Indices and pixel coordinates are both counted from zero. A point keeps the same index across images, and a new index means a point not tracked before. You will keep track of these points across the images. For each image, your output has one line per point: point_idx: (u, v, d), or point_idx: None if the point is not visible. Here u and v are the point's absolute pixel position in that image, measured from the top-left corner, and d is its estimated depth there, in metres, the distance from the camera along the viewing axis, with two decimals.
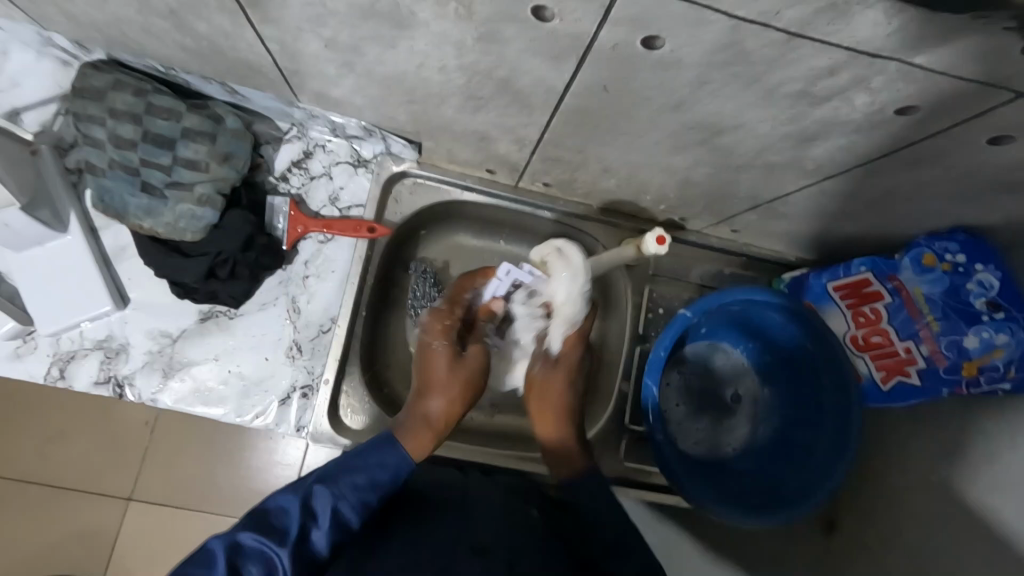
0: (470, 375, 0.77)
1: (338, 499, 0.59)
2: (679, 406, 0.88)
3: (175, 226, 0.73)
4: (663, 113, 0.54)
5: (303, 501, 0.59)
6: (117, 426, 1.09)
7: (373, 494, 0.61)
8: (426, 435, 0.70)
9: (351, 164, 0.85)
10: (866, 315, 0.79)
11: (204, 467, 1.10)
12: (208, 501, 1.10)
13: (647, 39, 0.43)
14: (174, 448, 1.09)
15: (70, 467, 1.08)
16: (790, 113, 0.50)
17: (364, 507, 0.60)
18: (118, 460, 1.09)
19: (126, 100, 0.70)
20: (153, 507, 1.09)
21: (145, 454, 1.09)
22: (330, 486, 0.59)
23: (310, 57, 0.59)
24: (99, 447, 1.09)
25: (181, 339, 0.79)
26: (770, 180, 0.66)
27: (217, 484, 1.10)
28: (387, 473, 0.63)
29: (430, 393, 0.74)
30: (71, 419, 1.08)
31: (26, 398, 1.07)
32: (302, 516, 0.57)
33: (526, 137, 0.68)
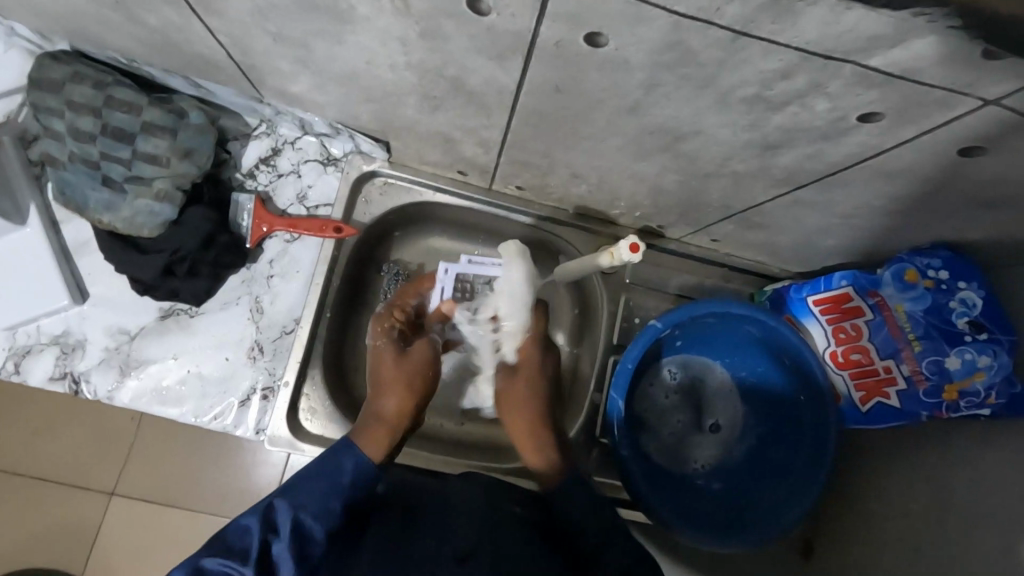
0: (421, 370, 0.75)
1: (298, 506, 0.57)
2: (669, 397, 0.86)
3: (132, 221, 0.72)
4: (619, 116, 0.52)
5: (264, 516, 0.56)
6: (98, 422, 1.09)
7: (336, 500, 0.59)
8: (383, 434, 0.68)
9: (321, 162, 0.83)
10: (847, 331, 0.76)
11: (179, 466, 1.08)
12: (185, 500, 1.08)
13: (590, 37, 0.41)
14: (150, 445, 1.09)
15: (41, 462, 1.07)
16: (748, 118, 0.48)
17: (327, 515, 0.57)
18: (96, 456, 1.08)
19: (85, 93, 0.69)
20: (126, 504, 1.07)
21: (117, 451, 1.08)
22: (290, 497, 0.57)
23: (262, 52, 0.58)
24: (77, 442, 1.08)
25: (140, 337, 0.77)
26: (740, 189, 0.64)
27: (195, 483, 1.08)
28: (348, 473, 0.61)
29: (383, 392, 0.72)
30: (44, 415, 1.08)
31: (6, 389, 1.07)
32: (264, 530, 0.55)
33: (488, 139, 0.66)
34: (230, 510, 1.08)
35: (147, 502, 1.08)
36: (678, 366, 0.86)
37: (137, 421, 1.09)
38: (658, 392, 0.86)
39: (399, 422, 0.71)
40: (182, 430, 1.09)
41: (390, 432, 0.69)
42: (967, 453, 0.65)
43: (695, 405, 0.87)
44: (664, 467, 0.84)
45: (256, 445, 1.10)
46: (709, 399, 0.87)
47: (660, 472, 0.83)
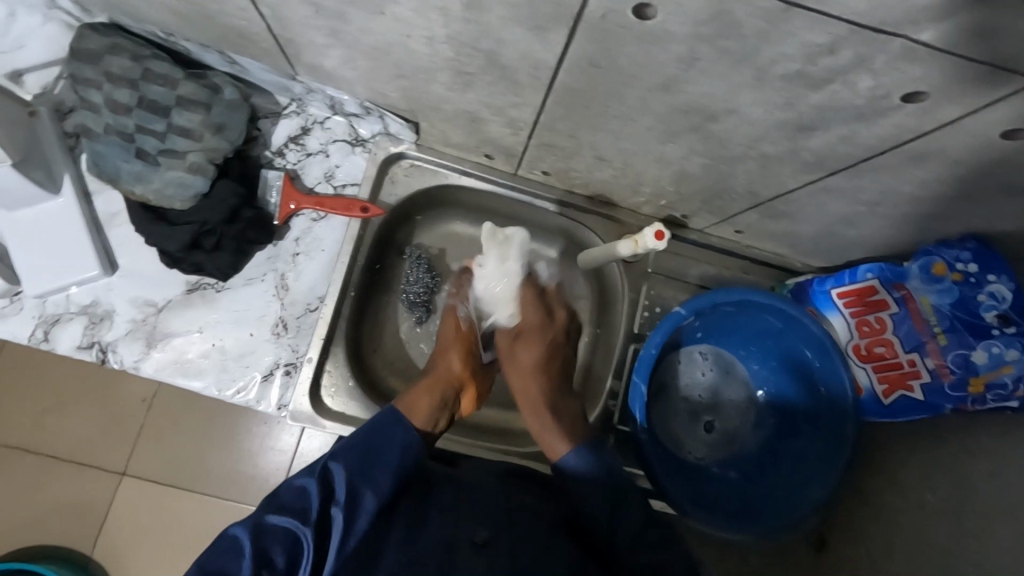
0: (465, 349, 0.77)
1: (351, 474, 0.60)
2: (707, 374, 0.87)
3: (163, 193, 0.72)
4: (655, 94, 0.53)
5: (320, 479, 0.60)
6: (116, 398, 1.10)
7: (388, 474, 0.61)
8: (431, 399, 0.70)
9: (349, 143, 0.84)
10: (871, 324, 0.76)
11: (195, 444, 1.09)
12: (199, 477, 1.09)
13: (637, 9, 0.42)
14: (167, 423, 1.10)
15: (62, 437, 1.08)
16: (786, 98, 0.48)
17: (378, 484, 0.60)
18: (113, 432, 1.09)
19: (122, 65, 0.70)
20: (142, 481, 1.08)
21: (135, 428, 1.09)
22: (344, 463, 0.60)
23: (300, 25, 0.58)
24: (95, 418, 1.09)
25: (166, 310, 0.78)
26: (769, 175, 0.64)
27: (209, 462, 1.09)
28: (399, 453, 0.63)
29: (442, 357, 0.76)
30: (66, 388, 1.09)
31: (30, 361, 1.09)
32: (319, 495, 0.58)
33: (519, 120, 0.67)
34: (239, 495, 1.09)
35: (162, 481, 1.08)
36: (706, 351, 0.87)
37: (151, 400, 1.10)
38: (684, 377, 0.86)
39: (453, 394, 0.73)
40: (200, 409, 1.10)
41: (442, 402, 0.71)
42: (987, 449, 0.65)
43: (714, 398, 0.86)
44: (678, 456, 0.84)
45: (268, 429, 1.11)
46: (724, 391, 0.87)
47: (675, 463, 0.82)
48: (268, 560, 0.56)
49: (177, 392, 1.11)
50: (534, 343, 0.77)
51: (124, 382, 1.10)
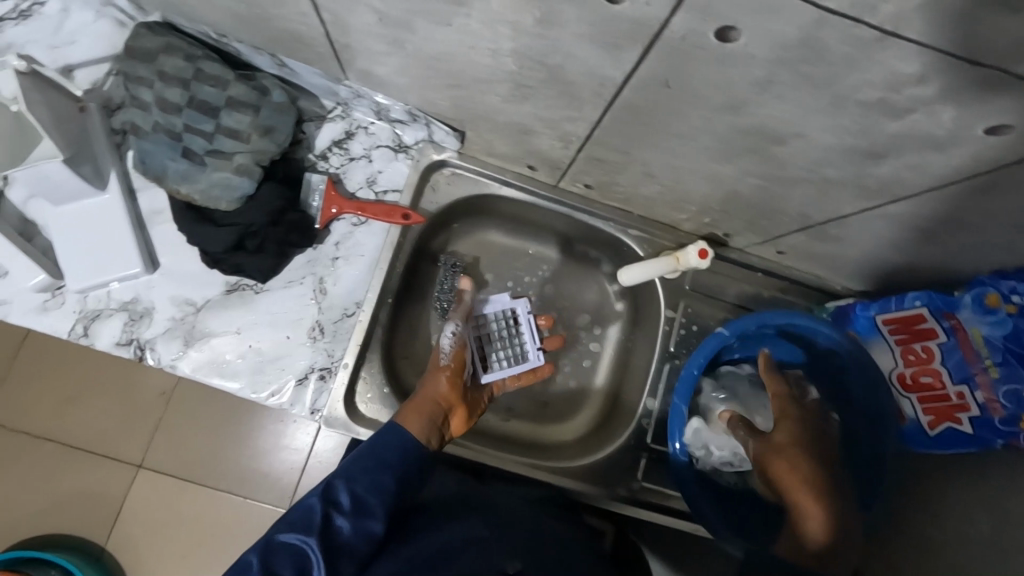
0: (455, 373, 0.77)
1: (355, 482, 0.60)
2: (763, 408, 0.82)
3: (210, 193, 0.72)
4: (721, 115, 0.52)
5: (324, 494, 0.59)
6: (136, 392, 1.10)
7: (388, 476, 0.62)
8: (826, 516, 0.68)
9: (392, 149, 0.83)
10: (917, 353, 0.75)
11: (213, 441, 1.10)
12: (215, 476, 1.09)
13: (720, 31, 0.41)
14: (186, 419, 1.10)
15: (83, 429, 1.09)
16: (859, 124, 0.47)
17: (382, 489, 0.61)
18: (133, 425, 1.09)
19: (176, 64, 0.70)
20: (160, 476, 1.08)
21: (154, 421, 1.09)
22: (347, 475, 0.61)
23: (361, 32, 0.58)
24: (113, 411, 1.09)
25: (204, 309, 0.78)
26: (825, 200, 0.63)
27: (226, 461, 1.09)
28: (397, 453, 0.64)
29: (435, 376, 0.76)
30: (89, 380, 1.09)
31: (55, 352, 1.10)
32: (324, 504, 0.58)
33: (571, 133, 0.66)
34: (252, 491, 1.09)
35: (180, 477, 1.09)
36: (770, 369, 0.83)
37: (171, 395, 1.10)
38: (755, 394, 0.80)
39: (442, 415, 0.72)
40: (222, 406, 1.10)
41: (432, 420, 0.70)
42: None
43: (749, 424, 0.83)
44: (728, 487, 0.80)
45: (282, 429, 1.11)
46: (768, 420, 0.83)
47: (710, 491, 0.78)
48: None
49: (197, 388, 1.11)
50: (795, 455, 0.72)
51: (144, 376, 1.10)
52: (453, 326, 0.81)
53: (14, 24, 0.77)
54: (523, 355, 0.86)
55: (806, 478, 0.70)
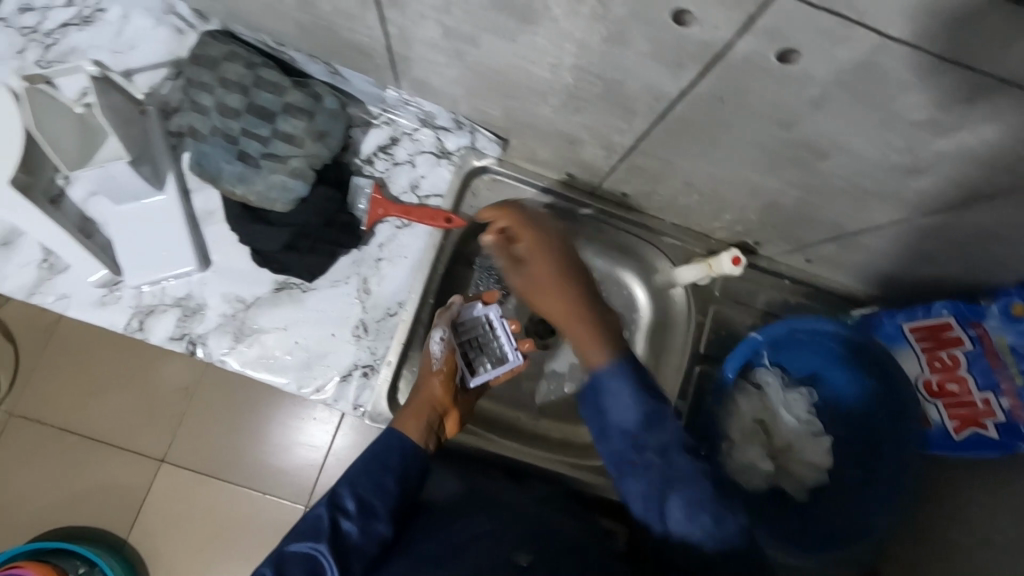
0: (447, 379, 0.75)
1: (358, 487, 0.64)
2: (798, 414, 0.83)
3: (266, 195, 0.75)
4: (770, 130, 0.55)
5: (331, 501, 0.62)
6: (157, 387, 1.10)
7: (390, 479, 0.65)
8: (588, 325, 0.57)
9: (434, 154, 0.86)
10: (943, 360, 0.77)
11: (233, 437, 1.11)
12: (234, 471, 1.10)
13: (782, 54, 0.43)
14: (207, 414, 1.11)
15: (104, 423, 1.09)
16: (904, 142, 0.50)
17: (385, 491, 0.64)
18: (155, 419, 1.10)
19: (237, 71, 0.73)
20: (180, 471, 1.09)
21: (176, 416, 1.10)
22: (349, 481, 0.64)
23: (424, 44, 0.61)
24: (135, 405, 1.10)
25: (254, 306, 0.81)
26: (861, 211, 0.66)
27: (245, 457, 1.10)
28: (399, 456, 0.67)
29: (427, 379, 0.75)
30: (112, 375, 1.10)
31: (80, 346, 1.11)
32: (331, 510, 0.61)
33: (617, 143, 0.69)
34: (268, 487, 1.10)
35: (200, 472, 1.09)
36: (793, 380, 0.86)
37: (193, 390, 1.11)
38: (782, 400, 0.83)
39: (438, 420, 0.73)
40: (243, 402, 1.11)
41: (427, 427, 0.72)
42: None
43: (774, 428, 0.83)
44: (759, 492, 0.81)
45: (299, 426, 1.11)
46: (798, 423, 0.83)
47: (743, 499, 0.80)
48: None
49: (219, 384, 1.12)
50: (538, 270, 0.60)
51: (162, 368, 1.11)
52: (440, 331, 0.76)
53: (78, 29, 0.81)
54: (502, 358, 0.78)
55: (568, 303, 0.58)
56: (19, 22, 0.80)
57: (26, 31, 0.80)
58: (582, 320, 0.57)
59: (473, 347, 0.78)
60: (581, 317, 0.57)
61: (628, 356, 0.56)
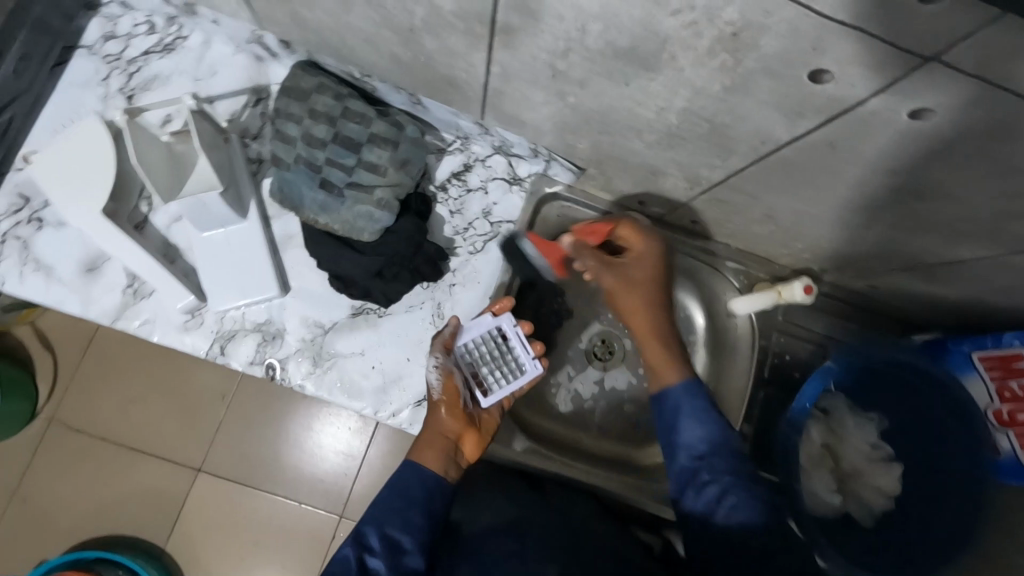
0: (452, 404, 0.73)
1: (385, 526, 0.62)
2: (865, 441, 0.85)
3: (352, 225, 0.76)
4: (876, 173, 0.56)
5: (356, 540, 0.61)
6: (193, 396, 1.13)
7: (416, 513, 0.64)
8: (674, 354, 0.69)
9: (506, 181, 0.87)
10: (1013, 391, 0.78)
11: (266, 445, 1.13)
12: (269, 480, 1.13)
13: (913, 110, 0.45)
14: (240, 422, 1.14)
15: (143, 432, 1.12)
16: (1016, 191, 0.51)
17: (414, 528, 0.63)
18: (193, 428, 1.13)
19: (326, 103, 0.75)
20: (218, 480, 1.12)
21: (214, 425, 1.13)
22: (373, 520, 0.63)
23: (526, 82, 0.62)
24: (174, 414, 1.13)
25: (332, 331, 0.82)
26: (945, 247, 0.67)
27: (279, 466, 1.13)
28: (421, 489, 0.66)
29: (433, 410, 0.74)
30: (153, 385, 1.13)
31: (117, 356, 1.14)
32: (357, 549, 0.60)
33: (703, 177, 0.70)
34: (303, 496, 1.12)
35: (236, 481, 1.12)
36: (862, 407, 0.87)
37: (230, 399, 1.14)
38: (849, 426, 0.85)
39: (454, 445, 0.71)
40: (276, 410, 1.14)
41: (443, 456, 0.70)
42: None
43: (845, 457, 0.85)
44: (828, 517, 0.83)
45: (320, 430, 1.14)
46: (866, 451, 0.85)
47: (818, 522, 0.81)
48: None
49: (255, 394, 1.15)
50: (625, 279, 0.74)
51: (194, 379, 1.14)
52: (433, 358, 0.76)
53: (159, 57, 0.82)
54: (519, 369, 0.77)
55: (637, 310, 0.73)
56: (102, 50, 0.81)
57: (110, 59, 0.81)
58: (669, 347, 0.70)
59: (483, 363, 0.76)
60: (657, 335, 0.71)
61: (698, 381, 0.67)
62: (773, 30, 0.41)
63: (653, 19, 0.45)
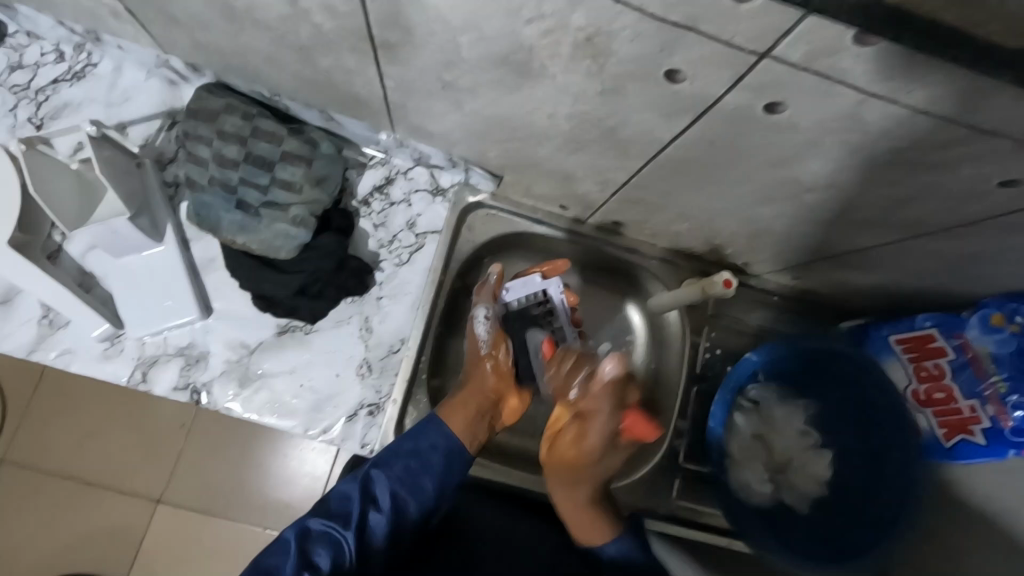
0: (498, 364, 0.77)
1: (394, 481, 0.65)
2: (797, 430, 0.86)
3: (269, 243, 0.76)
4: (760, 169, 0.57)
5: (362, 486, 0.65)
6: (153, 426, 1.05)
7: (426, 479, 0.67)
8: (587, 513, 0.67)
9: (430, 192, 0.88)
10: (929, 369, 0.80)
11: (232, 474, 1.05)
12: (235, 510, 1.05)
13: (769, 105, 0.46)
14: (202, 451, 1.05)
15: (99, 466, 1.04)
16: (890, 178, 0.53)
17: (419, 491, 0.66)
18: (151, 459, 1.04)
19: (235, 123, 0.75)
20: (181, 511, 1.04)
21: (172, 455, 1.04)
22: (383, 470, 0.66)
23: (423, 94, 0.63)
24: (131, 446, 1.04)
25: (257, 351, 0.82)
26: (847, 236, 0.69)
27: (244, 493, 1.05)
28: (439, 455, 0.68)
29: (481, 367, 0.77)
30: (105, 417, 1.04)
31: (70, 387, 1.04)
32: (362, 500, 0.64)
33: (612, 180, 0.71)
34: (272, 521, 1.05)
35: (199, 510, 1.04)
36: (796, 393, 0.88)
37: (192, 429, 1.05)
38: (778, 416, 0.87)
39: (488, 408, 0.74)
40: (243, 435, 1.06)
41: (477, 415, 0.73)
42: None
43: (776, 450, 0.86)
44: (761, 508, 0.83)
45: (296, 456, 1.06)
46: (796, 441, 0.86)
47: (758, 516, 0.81)
48: (313, 563, 0.60)
49: (220, 419, 1.06)
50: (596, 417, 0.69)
51: (152, 409, 1.05)
52: (484, 311, 0.79)
53: (69, 85, 0.81)
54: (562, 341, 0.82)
55: (575, 463, 0.70)
56: (9, 80, 0.81)
57: (18, 89, 0.81)
58: (590, 508, 0.67)
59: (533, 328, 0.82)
60: (575, 480, 0.70)
61: (467, 455, 0.70)
62: (621, 35, 0.43)
63: (513, 29, 0.46)
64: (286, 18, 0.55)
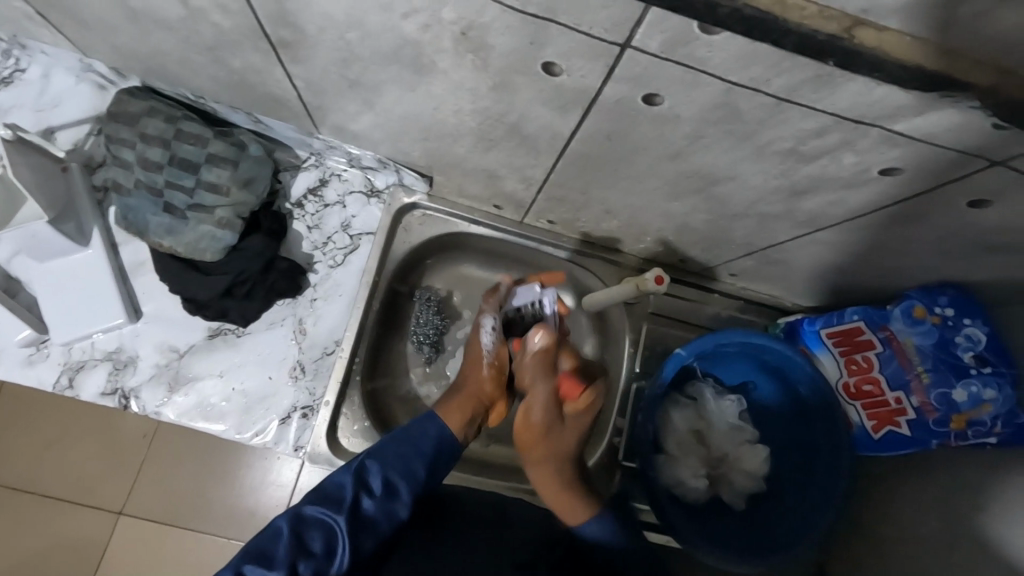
0: (498, 370, 0.74)
1: (387, 468, 0.62)
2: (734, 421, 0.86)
3: (195, 245, 0.75)
4: (662, 162, 0.58)
5: (357, 475, 0.61)
6: (116, 435, 1.02)
7: (419, 465, 0.64)
8: (561, 490, 0.68)
9: (364, 194, 0.88)
10: (858, 362, 0.79)
11: (195, 485, 1.02)
12: (196, 521, 1.01)
13: (647, 97, 0.47)
14: (161, 463, 1.02)
15: (60, 478, 1.01)
16: (781, 168, 0.53)
17: (412, 479, 0.63)
18: (112, 470, 1.02)
19: (157, 126, 0.75)
20: (142, 523, 1.01)
21: (132, 466, 1.02)
22: (378, 459, 0.63)
23: (332, 94, 0.63)
24: (93, 456, 1.02)
25: (188, 355, 0.81)
26: (764, 230, 0.69)
27: (205, 504, 1.02)
28: (434, 445, 0.66)
29: (476, 370, 0.74)
30: (65, 428, 1.02)
31: (25, 398, 1.02)
32: (356, 485, 0.60)
33: (532, 177, 0.71)
34: (235, 532, 1.01)
35: (160, 522, 1.01)
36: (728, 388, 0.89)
37: (154, 438, 1.02)
38: (714, 411, 0.86)
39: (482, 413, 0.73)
40: (207, 441, 1.03)
41: (472, 419, 0.71)
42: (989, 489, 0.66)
43: (715, 445, 0.86)
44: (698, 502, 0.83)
45: (268, 465, 1.03)
46: (734, 434, 0.86)
47: (686, 511, 0.81)
48: (307, 547, 0.56)
49: (179, 430, 1.03)
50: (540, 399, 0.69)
51: (117, 419, 1.03)
52: (491, 321, 0.75)
53: None
54: None
55: (539, 428, 0.69)
56: None
57: None
58: (565, 487, 0.68)
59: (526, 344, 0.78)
60: (545, 451, 0.69)
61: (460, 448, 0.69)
62: (492, 29, 0.43)
63: (392, 24, 0.46)
64: (185, 18, 0.55)
